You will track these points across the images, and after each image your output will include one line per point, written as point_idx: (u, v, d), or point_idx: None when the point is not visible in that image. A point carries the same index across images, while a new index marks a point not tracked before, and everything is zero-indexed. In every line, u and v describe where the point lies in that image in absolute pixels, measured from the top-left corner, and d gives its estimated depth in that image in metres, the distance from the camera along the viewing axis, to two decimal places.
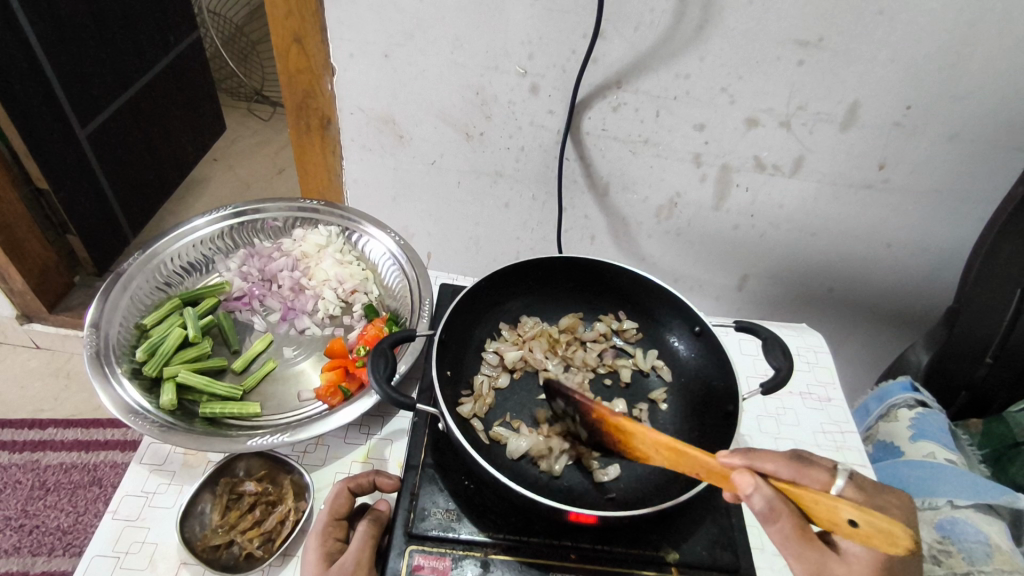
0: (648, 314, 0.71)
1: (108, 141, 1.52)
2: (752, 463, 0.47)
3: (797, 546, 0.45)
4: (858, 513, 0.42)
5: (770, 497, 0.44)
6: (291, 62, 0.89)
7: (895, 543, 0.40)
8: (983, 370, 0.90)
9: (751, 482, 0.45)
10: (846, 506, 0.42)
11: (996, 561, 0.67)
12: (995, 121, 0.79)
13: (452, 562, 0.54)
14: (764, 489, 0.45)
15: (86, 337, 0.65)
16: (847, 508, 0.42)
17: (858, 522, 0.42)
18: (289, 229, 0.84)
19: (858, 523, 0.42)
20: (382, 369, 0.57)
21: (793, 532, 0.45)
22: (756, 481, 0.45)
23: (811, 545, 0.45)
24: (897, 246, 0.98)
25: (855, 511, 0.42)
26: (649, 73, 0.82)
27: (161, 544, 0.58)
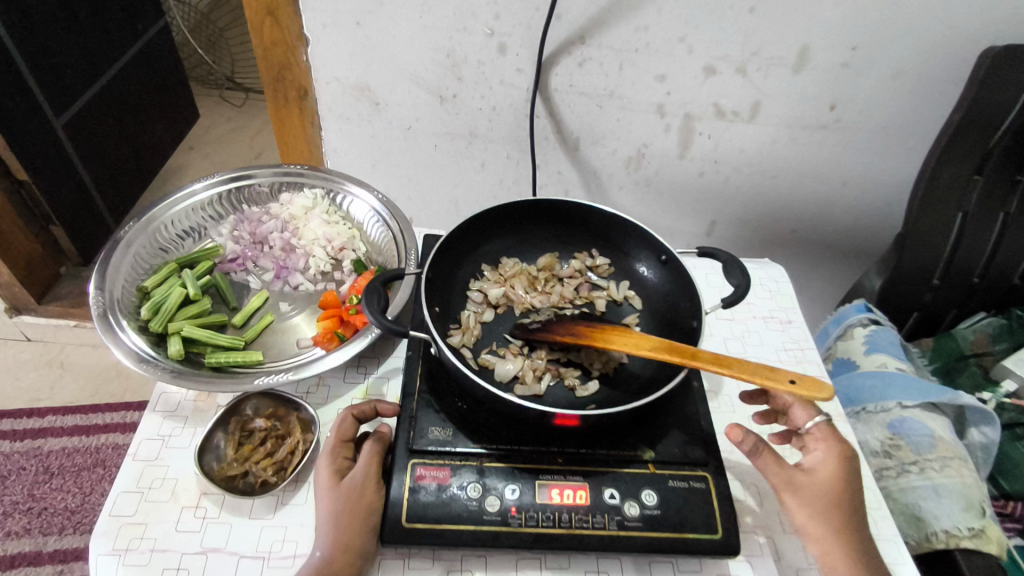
0: (618, 249, 0.77)
1: (84, 130, 1.54)
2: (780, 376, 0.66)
3: (775, 465, 0.58)
4: (794, 386, 0.54)
5: (754, 441, 0.59)
6: (267, 35, 0.92)
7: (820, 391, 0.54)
8: (931, 292, 0.99)
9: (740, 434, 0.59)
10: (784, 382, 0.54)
11: (939, 449, 0.76)
12: (934, 57, 0.85)
13: (451, 471, 0.60)
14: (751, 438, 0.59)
15: (92, 296, 0.69)
16: (785, 384, 0.54)
17: (795, 387, 0.54)
18: (275, 193, 0.88)
19: (796, 386, 0.54)
20: (375, 303, 0.62)
21: (769, 455, 0.58)
22: (739, 434, 0.59)
23: (784, 464, 0.58)
24: (850, 184, 1.04)
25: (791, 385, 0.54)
26: (610, 28, 0.86)
27: (181, 478, 0.63)
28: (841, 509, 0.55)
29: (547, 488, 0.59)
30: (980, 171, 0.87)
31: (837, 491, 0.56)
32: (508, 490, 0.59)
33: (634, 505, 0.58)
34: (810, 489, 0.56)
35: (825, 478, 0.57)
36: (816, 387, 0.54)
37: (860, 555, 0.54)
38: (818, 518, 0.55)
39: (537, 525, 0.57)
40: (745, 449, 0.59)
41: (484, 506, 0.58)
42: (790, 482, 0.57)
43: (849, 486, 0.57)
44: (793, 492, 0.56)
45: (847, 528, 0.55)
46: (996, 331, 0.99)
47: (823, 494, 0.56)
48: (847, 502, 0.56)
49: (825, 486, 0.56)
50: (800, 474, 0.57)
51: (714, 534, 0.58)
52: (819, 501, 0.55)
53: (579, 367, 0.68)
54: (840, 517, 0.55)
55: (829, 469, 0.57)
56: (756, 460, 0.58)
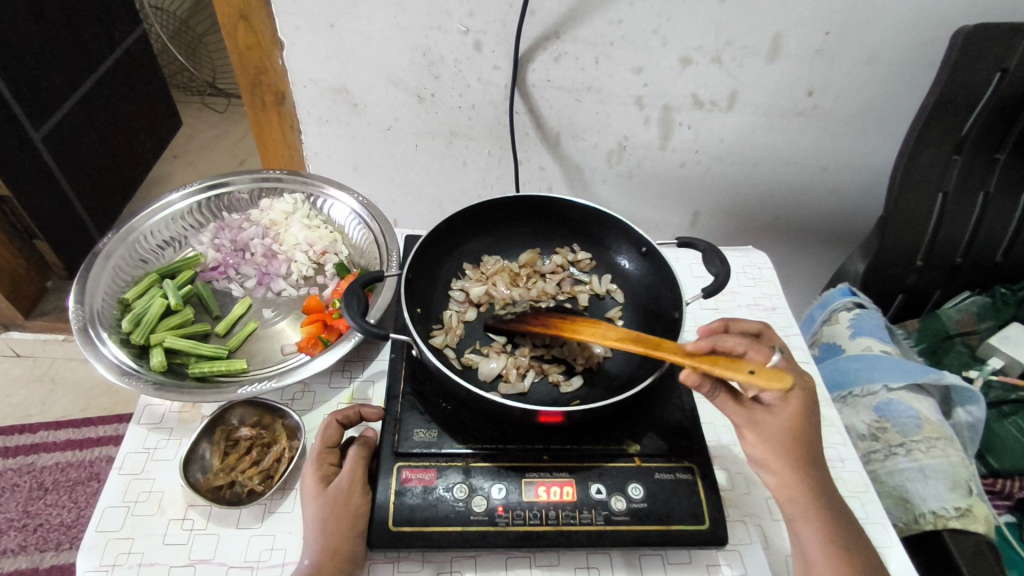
0: (599, 243, 0.77)
1: (65, 142, 1.52)
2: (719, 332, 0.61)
3: (734, 404, 0.57)
4: (748, 375, 0.51)
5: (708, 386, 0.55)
6: (241, 39, 0.91)
7: (776, 380, 0.51)
8: (915, 274, 1.00)
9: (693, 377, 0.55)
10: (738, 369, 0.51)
11: (925, 430, 0.78)
12: (910, 38, 0.85)
13: (437, 472, 0.59)
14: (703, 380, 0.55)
15: (71, 311, 0.69)
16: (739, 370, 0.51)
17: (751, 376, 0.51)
18: (255, 199, 0.88)
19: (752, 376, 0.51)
20: (354, 306, 0.62)
21: (726, 395, 0.57)
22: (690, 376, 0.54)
23: (743, 403, 0.57)
24: (831, 168, 1.05)
25: (745, 372, 0.51)
26: (584, 22, 0.86)
27: (167, 491, 0.63)
28: (802, 444, 0.54)
29: (534, 486, 0.59)
30: (958, 151, 0.88)
31: (800, 427, 0.54)
32: (494, 490, 0.59)
33: (621, 500, 0.59)
34: (769, 426, 0.55)
35: (785, 414, 0.54)
36: (773, 376, 0.51)
37: (819, 483, 0.54)
38: (776, 454, 0.55)
39: (524, 524, 0.57)
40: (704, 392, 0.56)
41: (471, 506, 0.57)
42: (750, 420, 0.56)
43: (810, 419, 0.54)
44: (754, 428, 0.56)
45: (807, 460, 0.54)
46: (980, 310, 1.00)
47: (781, 432, 0.54)
48: (808, 436, 0.55)
49: (784, 424, 0.54)
50: (760, 411, 0.56)
51: (701, 525, 0.58)
52: (777, 439, 0.54)
53: (561, 361, 0.68)
54: (799, 450, 0.54)
55: (794, 407, 0.54)
56: (716, 399, 0.58)
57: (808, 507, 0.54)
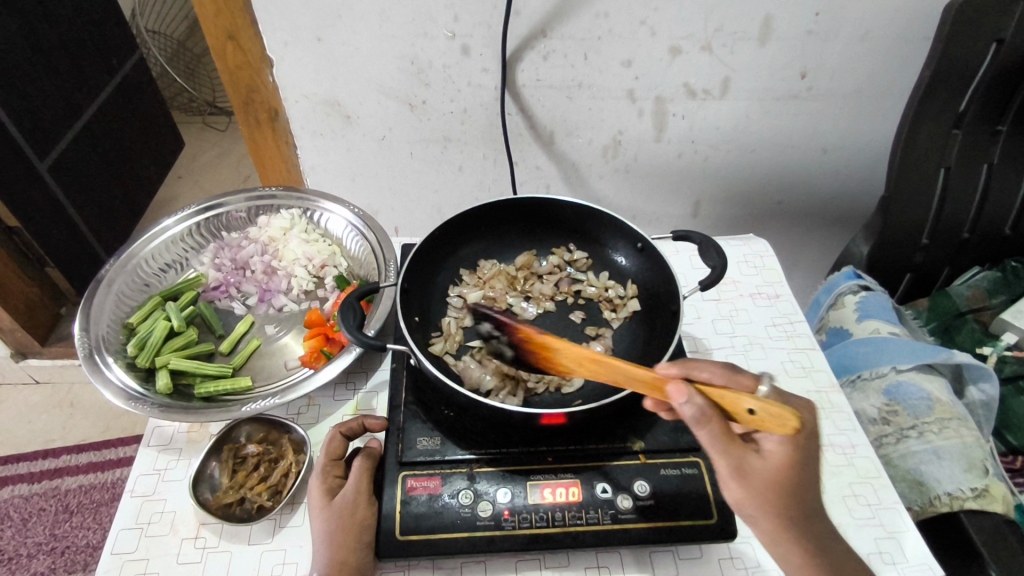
0: (593, 241, 0.78)
1: (70, 170, 1.54)
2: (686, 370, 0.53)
3: (724, 442, 0.48)
4: (760, 403, 0.47)
5: (700, 403, 0.48)
6: (231, 59, 0.92)
7: (787, 424, 0.46)
8: (922, 252, 0.98)
9: (682, 393, 0.49)
10: (748, 397, 0.48)
11: (936, 411, 0.78)
12: (901, 13, 0.84)
13: (442, 479, 0.60)
14: (695, 398, 0.48)
15: (77, 339, 0.70)
16: (748, 399, 0.48)
17: (757, 409, 0.47)
18: (252, 217, 0.89)
19: (758, 411, 0.47)
20: (350, 319, 0.62)
21: (716, 432, 0.48)
22: (687, 390, 0.48)
23: (735, 441, 0.48)
24: (831, 149, 1.03)
25: (757, 399, 0.47)
26: (570, 18, 0.86)
27: (179, 511, 0.63)
28: (791, 495, 0.48)
29: (540, 489, 0.59)
30: (959, 124, 0.86)
31: (790, 477, 0.48)
32: (500, 494, 0.59)
33: (627, 497, 0.58)
34: (760, 477, 0.48)
35: (776, 462, 0.48)
36: (779, 421, 0.47)
37: (811, 538, 0.50)
38: (761, 513, 0.49)
39: (531, 526, 0.57)
40: (688, 415, 0.48)
41: (477, 512, 0.57)
42: (740, 467, 0.48)
43: (803, 468, 0.49)
44: (741, 479, 0.49)
45: (796, 512, 0.49)
46: (991, 285, 0.99)
47: (773, 482, 0.48)
48: (795, 488, 0.49)
49: (773, 472, 0.48)
50: (752, 458, 0.49)
51: (710, 520, 0.57)
52: (765, 491, 0.48)
53: None
54: (788, 505, 0.48)
55: (786, 455, 0.48)
56: (701, 433, 0.48)
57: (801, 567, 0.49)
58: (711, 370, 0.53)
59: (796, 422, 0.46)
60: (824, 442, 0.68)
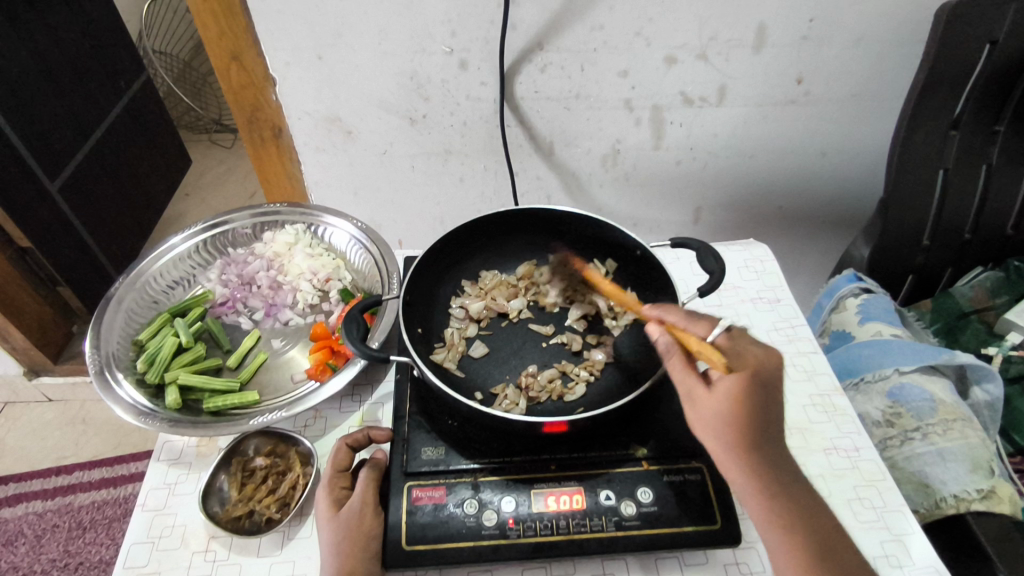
0: (593, 250, 0.79)
1: (80, 190, 1.57)
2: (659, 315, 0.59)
3: (680, 371, 0.55)
4: (702, 342, 0.54)
5: (666, 339, 0.56)
6: (234, 79, 0.94)
7: (717, 359, 0.53)
8: (923, 253, 0.98)
9: (654, 329, 0.58)
10: (696, 337, 0.55)
11: (940, 413, 0.78)
12: (893, 18, 0.85)
13: (447, 489, 0.60)
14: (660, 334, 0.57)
15: (88, 356, 0.71)
16: (697, 339, 0.55)
17: (700, 346, 0.54)
18: (258, 233, 0.91)
19: (701, 347, 0.54)
20: (354, 331, 0.63)
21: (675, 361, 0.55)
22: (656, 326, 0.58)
23: (690, 372, 0.54)
24: (830, 152, 1.04)
25: (700, 339, 0.54)
26: (566, 31, 0.87)
27: (189, 524, 0.64)
28: (741, 428, 0.51)
29: (544, 496, 0.60)
30: (955, 126, 0.87)
31: (736, 410, 0.51)
32: (504, 503, 0.59)
33: (630, 504, 0.59)
34: (705, 405, 0.52)
35: (721, 395, 0.51)
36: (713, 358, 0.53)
37: (765, 467, 0.51)
38: (710, 435, 0.52)
39: (535, 535, 0.57)
40: (659, 347, 0.57)
41: (482, 521, 0.58)
42: (689, 394, 0.54)
43: (752, 403, 0.51)
44: (692, 404, 0.53)
45: (749, 445, 0.51)
46: (994, 286, 0.99)
47: (718, 412, 0.51)
48: (746, 422, 0.51)
49: (719, 403, 0.51)
50: (700, 388, 0.53)
51: (713, 525, 0.58)
52: (712, 418, 0.51)
53: (557, 370, 0.68)
54: (738, 435, 0.51)
55: (732, 388, 0.51)
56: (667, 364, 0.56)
57: (755, 496, 0.51)
58: (680, 315, 0.58)
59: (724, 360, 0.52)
60: (827, 445, 0.68)
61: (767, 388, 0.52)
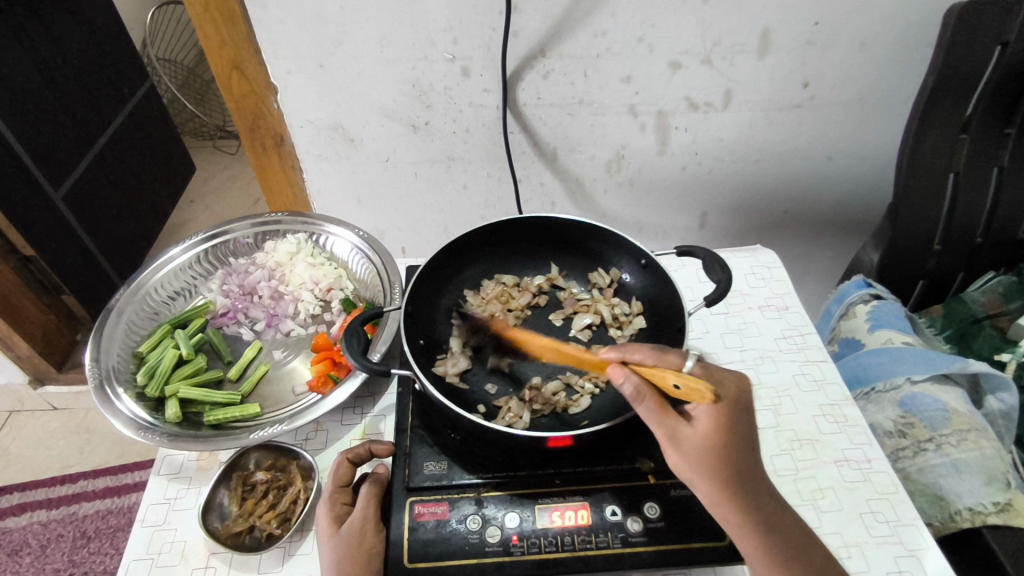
0: (597, 258, 0.78)
1: (83, 199, 1.57)
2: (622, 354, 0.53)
3: (658, 413, 0.51)
4: (683, 377, 0.49)
5: (637, 382, 0.51)
6: (236, 88, 0.93)
7: (705, 394, 0.48)
8: (934, 258, 0.96)
9: (620, 373, 0.51)
10: (672, 372, 0.50)
11: (954, 423, 0.77)
12: (902, 20, 0.84)
13: (449, 504, 0.59)
14: (632, 377, 0.51)
15: (88, 369, 0.71)
16: (673, 374, 0.50)
17: (681, 384, 0.49)
18: (259, 243, 0.90)
19: (681, 385, 0.49)
20: (354, 344, 0.62)
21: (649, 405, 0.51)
22: (624, 370, 0.51)
23: (667, 412, 0.50)
24: (837, 156, 1.03)
25: (680, 375, 0.49)
26: (569, 38, 0.86)
27: (189, 540, 0.63)
28: (727, 461, 0.49)
29: (548, 512, 0.58)
30: (965, 130, 0.85)
31: (722, 444, 0.49)
32: (508, 519, 0.58)
33: (637, 520, 0.58)
34: (692, 445, 0.49)
35: (706, 429, 0.50)
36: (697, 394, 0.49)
37: (751, 498, 0.50)
38: (695, 473, 0.50)
39: (540, 552, 0.56)
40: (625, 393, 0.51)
41: (485, 537, 0.57)
42: (672, 435, 0.50)
43: (734, 432, 0.50)
44: (675, 446, 0.50)
45: (735, 477, 0.50)
46: (1007, 290, 0.98)
47: (705, 449, 0.49)
48: (730, 454, 0.50)
49: (705, 440, 0.49)
50: (685, 427, 0.50)
51: (722, 541, 0.56)
52: (699, 456, 0.49)
53: (561, 382, 0.67)
54: (724, 469, 0.49)
55: (714, 420, 0.50)
56: (639, 408, 0.51)
57: (740, 529, 0.50)
58: (645, 351, 0.53)
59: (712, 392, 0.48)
60: (837, 457, 0.66)
61: (747, 417, 0.51)
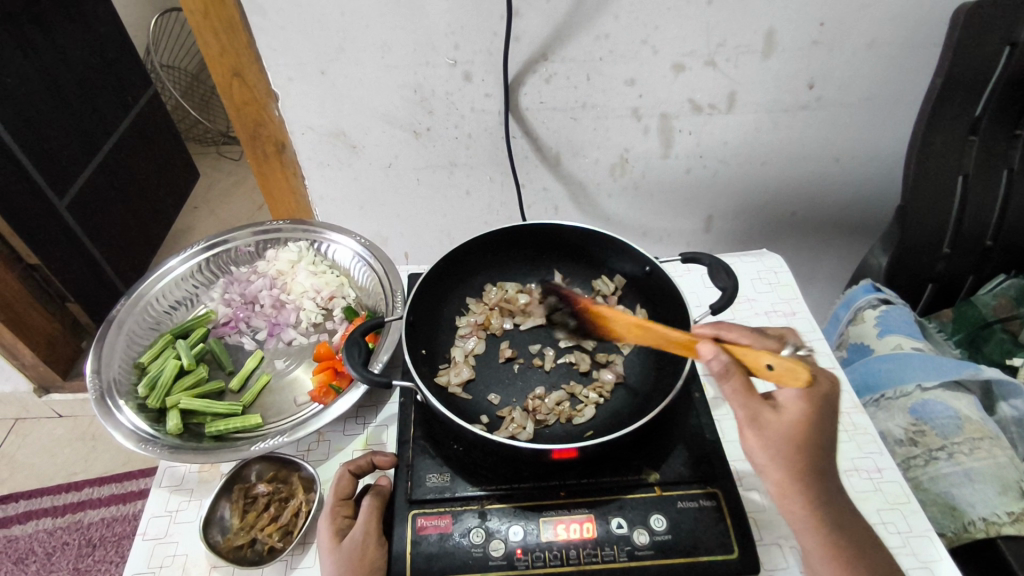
0: (601, 265, 0.78)
1: (87, 206, 1.57)
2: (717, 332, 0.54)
3: (744, 394, 0.50)
4: (778, 359, 0.49)
5: (728, 361, 0.50)
6: (237, 95, 0.93)
7: (800, 377, 0.48)
8: (944, 261, 0.95)
9: (711, 350, 0.50)
10: (768, 353, 0.49)
11: (967, 430, 0.76)
12: (909, 20, 0.83)
13: (453, 517, 0.58)
14: (722, 355, 0.50)
15: (89, 381, 0.70)
16: (768, 355, 0.50)
17: (775, 364, 0.49)
18: (260, 251, 0.90)
19: (776, 366, 0.49)
20: (356, 355, 0.62)
21: (737, 384, 0.50)
22: (714, 347, 0.50)
23: (754, 395, 0.50)
24: (844, 158, 1.01)
25: (776, 356, 0.49)
26: (571, 41, 0.85)
27: (190, 553, 0.62)
28: (805, 451, 0.49)
29: (553, 525, 0.57)
30: (974, 132, 0.84)
31: (806, 434, 0.49)
32: (512, 532, 0.57)
33: (643, 533, 0.57)
34: (775, 430, 0.49)
35: (793, 415, 0.49)
36: (792, 376, 0.49)
37: (818, 489, 0.50)
38: (769, 459, 0.49)
39: (545, 566, 0.55)
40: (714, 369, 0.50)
41: (489, 551, 0.56)
42: (754, 419, 0.49)
43: (820, 423, 0.49)
44: (755, 429, 0.49)
45: (808, 467, 0.49)
46: (1018, 294, 0.95)
47: (787, 436, 0.49)
48: (811, 444, 0.49)
49: (790, 427, 0.49)
50: (769, 411, 0.49)
51: (730, 555, 0.55)
52: (779, 443, 0.49)
53: (565, 392, 0.67)
54: (800, 460, 0.49)
55: (806, 409, 0.49)
56: (724, 386, 0.50)
57: (804, 517, 0.50)
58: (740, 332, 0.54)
59: (808, 374, 0.48)
60: (848, 466, 0.65)
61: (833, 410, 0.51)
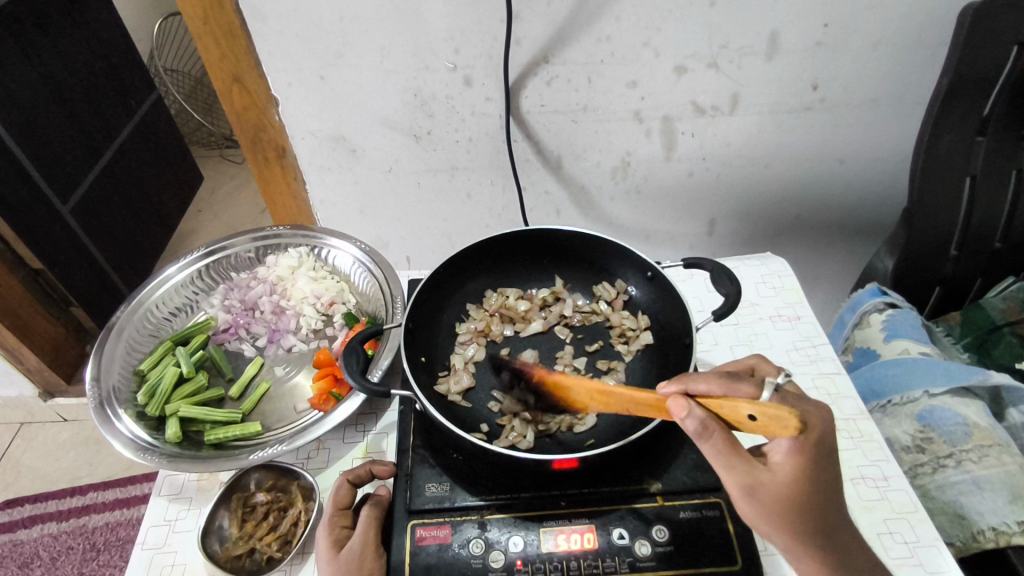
0: (603, 269, 0.77)
1: (92, 211, 1.58)
2: (684, 387, 0.50)
3: (730, 456, 0.48)
4: (758, 408, 0.46)
5: (703, 417, 0.48)
6: (237, 101, 0.93)
7: (787, 424, 0.45)
8: (951, 263, 0.94)
9: (683, 407, 0.48)
10: (746, 404, 0.46)
11: (974, 438, 0.75)
12: (914, 20, 0.82)
13: (452, 527, 0.58)
14: (696, 412, 0.48)
15: (88, 390, 0.70)
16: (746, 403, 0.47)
17: (756, 414, 0.46)
18: (260, 257, 0.89)
19: (758, 416, 0.46)
20: (354, 364, 0.61)
21: (722, 445, 0.48)
22: (687, 403, 0.48)
23: (737, 452, 0.48)
24: (849, 160, 1.00)
25: (755, 404, 0.46)
26: (572, 44, 0.85)
27: (189, 563, 0.62)
28: (802, 507, 0.48)
29: (553, 535, 0.57)
30: (982, 132, 0.82)
31: (801, 491, 0.48)
32: (511, 543, 0.56)
33: (645, 544, 0.56)
34: (771, 490, 0.47)
35: (787, 473, 0.48)
36: (779, 424, 0.45)
37: (821, 538, 0.49)
38: (769, 521, 0.48)
39: None
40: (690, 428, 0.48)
41: (489, 562, 0.55)
42: (749, 485, 0.48)
43: (815, 476, 0.48)
44: (751, 495, 0.48)
45: (808, 523, 0.48)
46: None
47: (783, 497, 0.47)
48: (809, 499, 0.48)
49: (785, 487, 0.47)
50: (762, 472, 0.48)
51: (734, 565, 0.55)
52: (775, 505, 0.48)
53: None
54: (799, 517, 0.48)
55: (797, 466, 0.48)
56: (705, 445, 0.48)
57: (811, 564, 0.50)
58: (710, 381, 0.49)
59: (796, 421, 0.45)
60: (853, 474, 0.64)
61: (829, 454, 0.49)
